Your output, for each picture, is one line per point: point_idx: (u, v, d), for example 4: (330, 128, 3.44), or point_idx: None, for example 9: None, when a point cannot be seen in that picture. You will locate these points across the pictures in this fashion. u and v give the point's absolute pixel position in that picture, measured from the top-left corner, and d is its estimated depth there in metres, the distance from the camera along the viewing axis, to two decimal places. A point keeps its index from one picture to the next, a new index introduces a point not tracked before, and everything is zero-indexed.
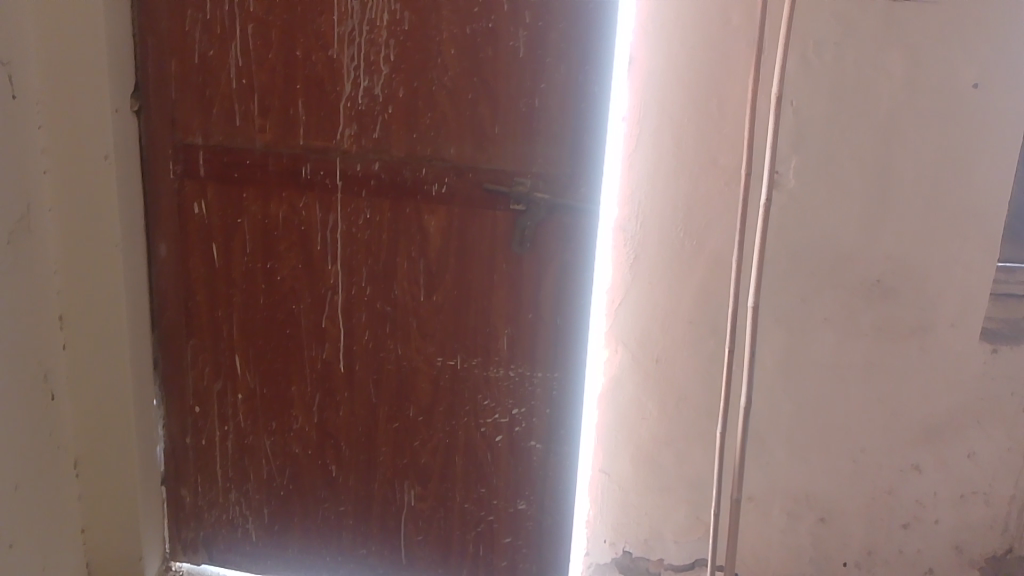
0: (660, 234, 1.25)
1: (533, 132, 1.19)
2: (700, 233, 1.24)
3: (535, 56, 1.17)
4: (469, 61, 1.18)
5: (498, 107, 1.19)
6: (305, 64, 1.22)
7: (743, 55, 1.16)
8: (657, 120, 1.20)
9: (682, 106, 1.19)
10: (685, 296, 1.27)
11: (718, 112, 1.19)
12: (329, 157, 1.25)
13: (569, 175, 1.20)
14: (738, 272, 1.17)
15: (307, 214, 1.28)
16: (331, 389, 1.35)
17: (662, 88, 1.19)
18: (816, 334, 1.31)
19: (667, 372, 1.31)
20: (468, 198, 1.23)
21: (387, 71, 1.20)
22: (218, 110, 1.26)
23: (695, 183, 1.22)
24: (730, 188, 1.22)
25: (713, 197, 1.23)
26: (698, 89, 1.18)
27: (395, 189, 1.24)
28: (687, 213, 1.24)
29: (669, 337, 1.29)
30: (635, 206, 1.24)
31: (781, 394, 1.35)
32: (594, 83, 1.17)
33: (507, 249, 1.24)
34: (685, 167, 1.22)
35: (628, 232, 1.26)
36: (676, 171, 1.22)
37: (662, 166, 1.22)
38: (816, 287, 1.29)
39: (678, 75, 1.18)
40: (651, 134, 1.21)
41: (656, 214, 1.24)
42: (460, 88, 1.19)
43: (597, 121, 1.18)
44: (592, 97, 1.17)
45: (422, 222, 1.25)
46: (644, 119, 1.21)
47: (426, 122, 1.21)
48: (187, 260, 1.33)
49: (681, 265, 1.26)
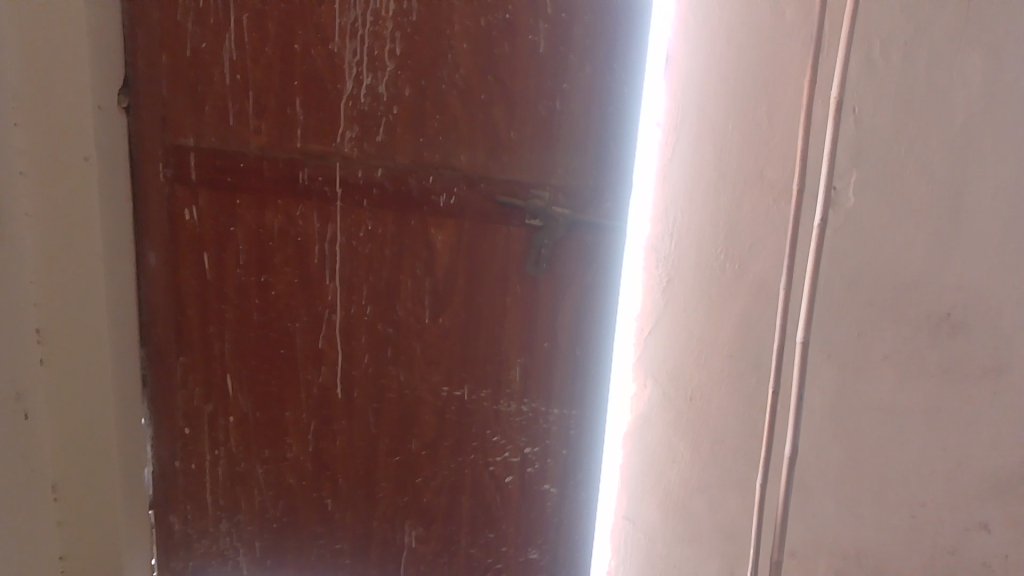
0: (698, 255, 1.07)
1: (553, 139, 1.06)
2: (743, 255, 1.05)
3: (558, 53, 1.04)
4: (483, 57, 1.05)
5: (514, 110, 1.06)
6: (303, 59, 1.10)
7: (796, 56, 0.98)
8: (697, 125, 1.04)
9: (724, 109, 1.02)
10: (723, 326, 1.08)
11: (767, 119, 1.01)
12: (329, 163, 1.13)
13: (592, 190, 1.08)
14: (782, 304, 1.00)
15: (304, 225, 1.16)
16: (328, 417, 1.23)
17: (704, 88, 1.02)
18: (869, 372, 1.14)
19: (700, 415, 1.11)
20: (480, 212, 1.10)
21: (393, 67, 1.08)
22: (211, 108, 1.15)
23: (737, 198, 1.04)
24: (779, 205, 1.03)
25: (759, 218, 1.04)
26: (745, 90, 1.01)
27: (400, 199, 1.12)
28: (729, 232, 1.05)
29: (705, 376, 1.10)
30: (670, 223, 1.07)
31: (829, 438, 1.19)
32: (622, 86, 1.05)
33: (521, 269, 1.11)
34: (729, 179, 1.04)
35: (660, 253, 1.09)
36: (716, 185, 1.04)
37: (701, 178, 1.05)
38: (873, 317, 1.12)
39: (721, 74, 1.01)
40: (690, 141, 1.04)
41: (692, 232, 1.07)
42: (472, 89, 1.06)
43: (626, 129, 1.06)
44: (621, 102, 1.05)
45: (429, 237, 1.12)
46: (682, 126, 1.04)
47: (434, 126, 1.08)
48: (176, 271, 1.23)
49: (720, 292, 1.07)
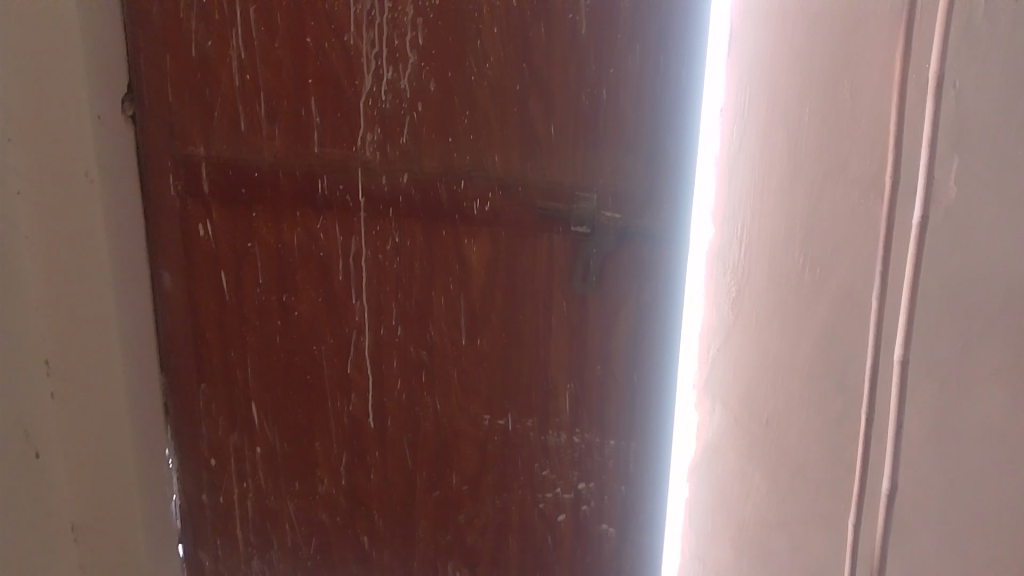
0: (770, 261, 0.90)
1: (599, 135, 0.92)
2: (824, 260, 0.87)
3: (602, 34, 0.89)
4: (515, 43, 0.92)
5: (552, 103, 0.92)
6: (316, 56, 0.98)
7: (883, 27, 0.80)
8: (767, 113, 0.87)
9: (800, 93, 0.85)
10: (805, 341, 0.90)
11: (849, 105, 0.83)
12: (348, 171, 1.01)
13: (648, 192, 0.93)
14: (877, 308, 0.84)
15: (325, 239, 1.04)
16: (359, 448, 1.11)
17: (773, 71, 0.86)
18: (968, 427, 0.83)
19: (777, 444, 0.93)
20: (518, 220, 0.97)
21: (415, 60, 0.95)
22: (220, 114, 1.04)
23: (817, 194, 0.86)
24: (862, 198, 0.84)
25: (841, 219, 0.86)
26: (822, 69, 0.83)
27: (429, 208, 0.99)
28: (808, 233, 0.88)
29: (784, 403, 0.92)
30: (739, 225, 0.92)
31: (938, 504, 0.86)
32: (679, 70, 0.89)
33: (567, 285, 0.98)
34: (809, 172, 0.86)
35: (726, 260, 0.93)
36: (791, 181, 0.88)
37: (773, 173, 0.88)
38: (987, 358, 0.81)
39: (793, 53, 0.84)
40: (760, 131, 0.88)
41: (764, 234, 0.90)
42: (504, 80, 0.93)
43: (686, 121, 0.90)
44: (677, 90, 0.90)
45: (461, 249, 0.99)
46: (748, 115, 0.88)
47: (464, 125, 0.96)
48: (194, 293, 1.13)
49: (798, 304, 0.90)
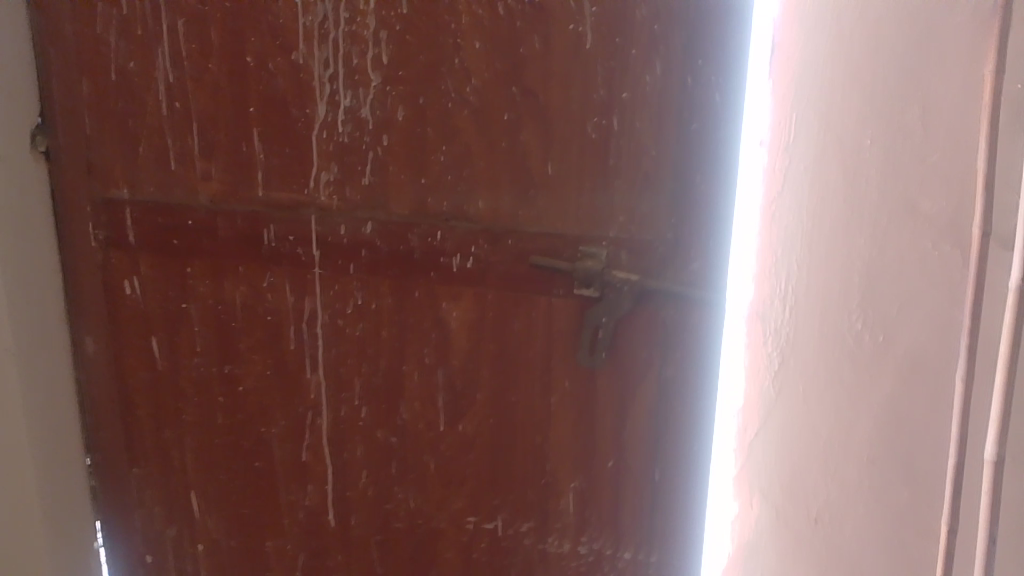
0: (824, 316, 0.67)
1: (610, 174, 0.73)
2: (890, 320, 0.64)
3: (613, 47, 0.70)
4: (503, 59, 0.72)
5: (551, 134, 0.73)
6: (258, 77, 0.80)
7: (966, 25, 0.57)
8: (809, 122, 0.65)
9: (853, 96, 0.63)
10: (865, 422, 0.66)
11: (920, 125, 0.61)
12: (300, 217, 0.82)
13: (673, 246, 0.73)
14: (961, 385, 0.60)
15: (272, 300, 0.85)
16: (319, 549, 0.92)
17: (813, 66, 0.64)
18: None
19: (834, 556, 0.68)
20: (509, 277, 0.77)
21: (379, 81, 0.76)
22: (147, 148, 0.86)
23: (881, 233, 0.63)
24: (937, 249, 0.61)
25: (912, 267, 0.62)
26: (888, 66, 0.61)
27: (398, 263, 0.80)
28: (868, 282, 0.64)
29: (835, 503, 0.68)
30: (780, 270, 0.68)
31: None
32: (713, 92, 0.69)
33: (570, 359, 0.78)
34: (875, 201, 0.63)
35: (772, 318, 0.70)
36: (849, 211, 0.64)
37: (821, 201, 0.65)
38: None
39: (837, 41, 0.62)
40: (802, 145, 0.65)
41: (811, 283, 0.67)
42: (490, 106, 0.74)
43: (721, 156, 0.70)
44: (711, 116, 0.70)
45: (438, 314, 0.80)
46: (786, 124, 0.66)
47: (439, 162, 0.77)
48: (122, 362, 0.94)
49: (858, 377, 0.66)
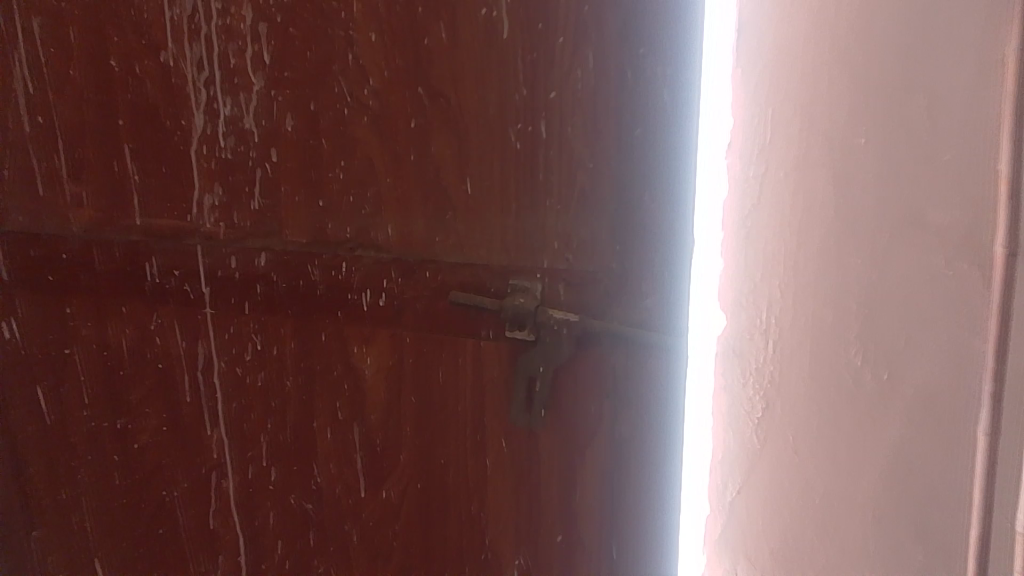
0: (813, 356, 0.51)
1: (540, 192, 0.59)
2: (903, 362, 0.48)
3: (533, 34, 0.56)
4: (404, 54, 0.59)
5: (466, 144, 0.60)
6: (125, 83, 0.66)
7: None
8: (792, 113, 0.49)
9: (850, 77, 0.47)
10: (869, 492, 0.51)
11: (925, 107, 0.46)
12: (184, 249, 0.69)
13: (621, 278, 0.59)
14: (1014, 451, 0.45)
15: (163, 343, 0.72)
16: None
17: (788, 41, 0.48)
18: None
19: None
20: (428, 317, 0.64)
21: (260, 84, 0.63)
22: (11, 170, 0.72)
23: (885, 255, 0.48)
24: (952, 271, 0.46)
25: (924, 298, 0.47)
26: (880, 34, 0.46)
27: (299, 300, 0.67)
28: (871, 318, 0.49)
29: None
30: (758, 311, 0.52)
31: None
32: (659, 89, 0.55)
33: (506, 413, 0.64)
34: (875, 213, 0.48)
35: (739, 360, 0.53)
36: (844, 228, 0.49)
37: (810, 216, 0.49)
38: None
39: (824, 5, 0.47)
40: (787, 143, 0.49)
41: (800, 323, 0.51)
42: (393, 111, 0.61)
43: (672, 164, 0.56)
44: (659, 118, 0.56)
45: (350, 360, 0.67)
46: (760, 117, 0.50)
47: (338, 180, 0.63)
48: (8, 415, 0.80)
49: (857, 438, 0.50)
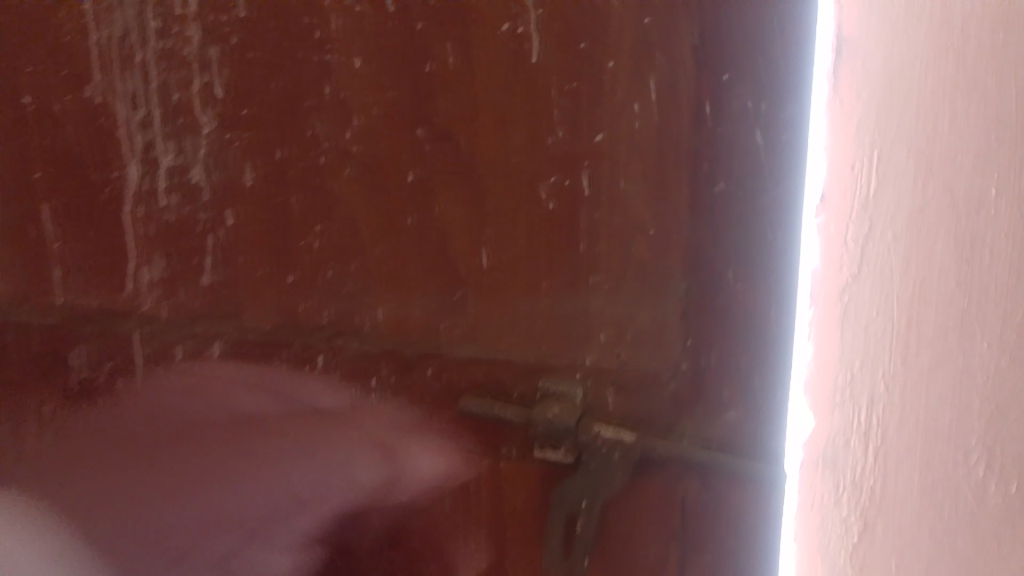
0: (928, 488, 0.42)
1: (582, 269, 0.45)
2: None
3: (577, 60, 0.42)
4: (402, 87, 0.45)
5: (483, 203, 0.45)
6: (39, 125, 0.52)
7: None
8: (924, 131, 0.40)
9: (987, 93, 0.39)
10: None
11: None
12: (116, 336, 0.54)
13: (692, 383, 0.44)
14: None
15: (83, 455, 0.56)
16: None
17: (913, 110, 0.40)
18: None
19: None
20: (428, 428, 0.49)
21: (213, 126, 0.48)
22: None
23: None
24: None
25: None
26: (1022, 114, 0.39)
27: (259, 405, 0.52)
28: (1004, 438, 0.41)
29: None
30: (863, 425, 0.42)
31: None
32: (749, 132, 0.41)
33: (532, 559, 0.49)
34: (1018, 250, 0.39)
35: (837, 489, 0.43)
36: (980, 297, 0.40)
37: (943, 254, 0.40)
38: None
39: (950, 38, 0.39)
40: (913, 166, 0.40)
41: (924, 386, 0.41)
42: (386, 162, 0.46)
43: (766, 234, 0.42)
44: (748, 171, 0.41)
45: (321, 484, 0.51)
46: (879, 134, 0.40)
47: (312, 250, 0.48)
48: None
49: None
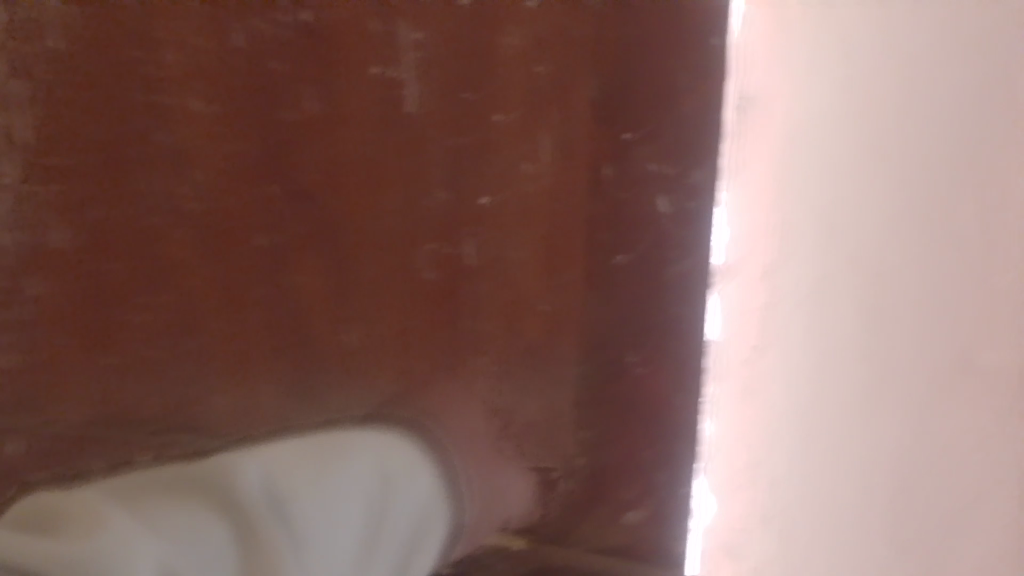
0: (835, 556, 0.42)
1: (465, 355, 0.40)
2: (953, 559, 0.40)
3: (458, 121, 0.39)
4: (249, 138, 0.36)
5: (347, 276, 0.38)
6: None
7: None
8: (833, 191, 0.41)
9: (906, 143, 0.39)
10: None
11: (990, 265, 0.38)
12: None
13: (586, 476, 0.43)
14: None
15: None
16: None
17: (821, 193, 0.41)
18: None
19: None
20: None
21: None
22: None
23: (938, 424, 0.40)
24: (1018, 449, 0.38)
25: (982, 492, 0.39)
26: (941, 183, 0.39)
27: None
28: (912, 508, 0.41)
29: None
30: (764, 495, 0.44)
31: None
32: (653, 198, 0.41)
33: None
34: (927, 307, 0.40)
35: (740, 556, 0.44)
36: (887, 369, 0.41)
37: (847, 317, 0.41)
38: None
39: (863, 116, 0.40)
40: (818, 230, 0.41)
41: (831, 453, 0.42)
42: (225, 228, 0.36)
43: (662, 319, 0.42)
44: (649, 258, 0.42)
45: None
46: (784, 201, 0.41)
47: (96, 332, 0.35)
48: None
49: None
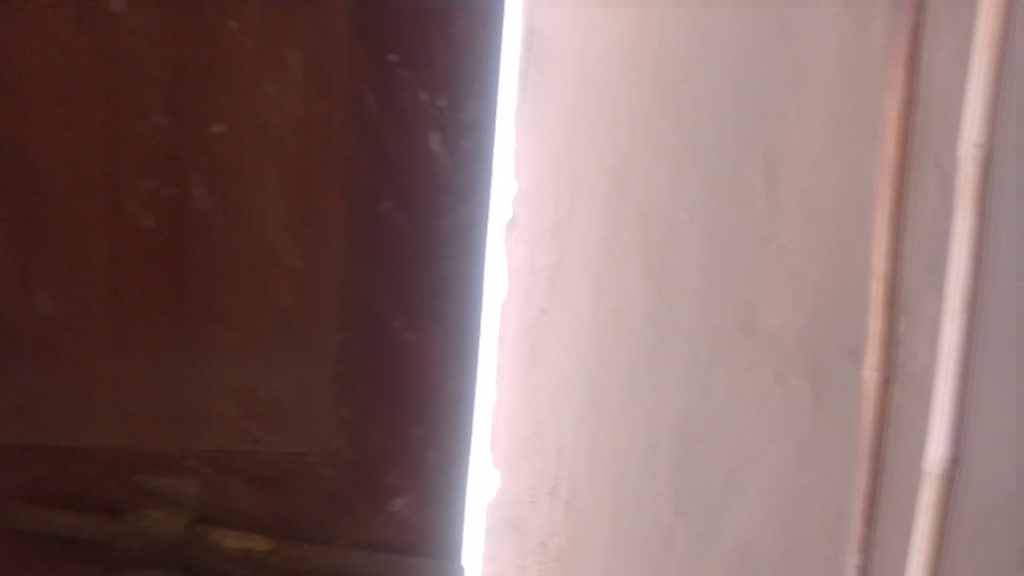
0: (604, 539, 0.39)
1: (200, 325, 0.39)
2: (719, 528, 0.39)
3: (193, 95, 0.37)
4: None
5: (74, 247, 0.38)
6: None
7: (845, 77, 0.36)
8: (622, 140, 0.36)
9: (695, 95, 0.36)
10: None
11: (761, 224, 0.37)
12: None
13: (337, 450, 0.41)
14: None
15: None
16: None
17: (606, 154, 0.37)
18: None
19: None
20: None
21: None
22: None
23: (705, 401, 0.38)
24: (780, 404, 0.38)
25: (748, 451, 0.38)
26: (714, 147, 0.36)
27: None
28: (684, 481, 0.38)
29: None
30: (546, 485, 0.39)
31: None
32: (421, 135, 0.38)
33: None
34: (711, 268, 0.37)
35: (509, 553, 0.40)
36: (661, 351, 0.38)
37: (636, 287, 0.37)
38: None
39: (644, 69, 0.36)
40: (606, 183, 0.37)
41: (614, 425, 0.38)
42: None
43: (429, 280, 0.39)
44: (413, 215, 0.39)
45: None
46: (569, 152, 0.37)
47: None
48: None
49: None
